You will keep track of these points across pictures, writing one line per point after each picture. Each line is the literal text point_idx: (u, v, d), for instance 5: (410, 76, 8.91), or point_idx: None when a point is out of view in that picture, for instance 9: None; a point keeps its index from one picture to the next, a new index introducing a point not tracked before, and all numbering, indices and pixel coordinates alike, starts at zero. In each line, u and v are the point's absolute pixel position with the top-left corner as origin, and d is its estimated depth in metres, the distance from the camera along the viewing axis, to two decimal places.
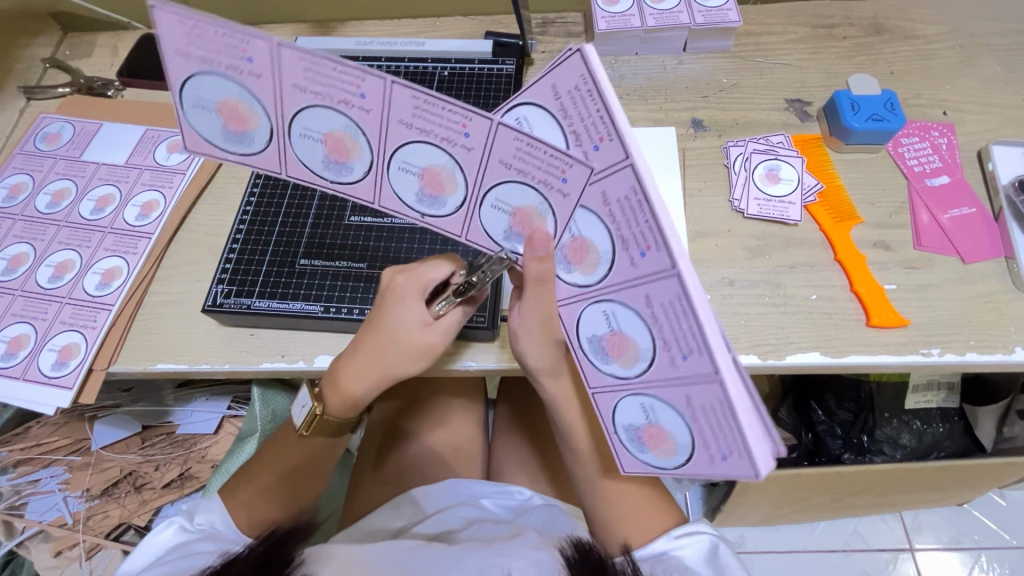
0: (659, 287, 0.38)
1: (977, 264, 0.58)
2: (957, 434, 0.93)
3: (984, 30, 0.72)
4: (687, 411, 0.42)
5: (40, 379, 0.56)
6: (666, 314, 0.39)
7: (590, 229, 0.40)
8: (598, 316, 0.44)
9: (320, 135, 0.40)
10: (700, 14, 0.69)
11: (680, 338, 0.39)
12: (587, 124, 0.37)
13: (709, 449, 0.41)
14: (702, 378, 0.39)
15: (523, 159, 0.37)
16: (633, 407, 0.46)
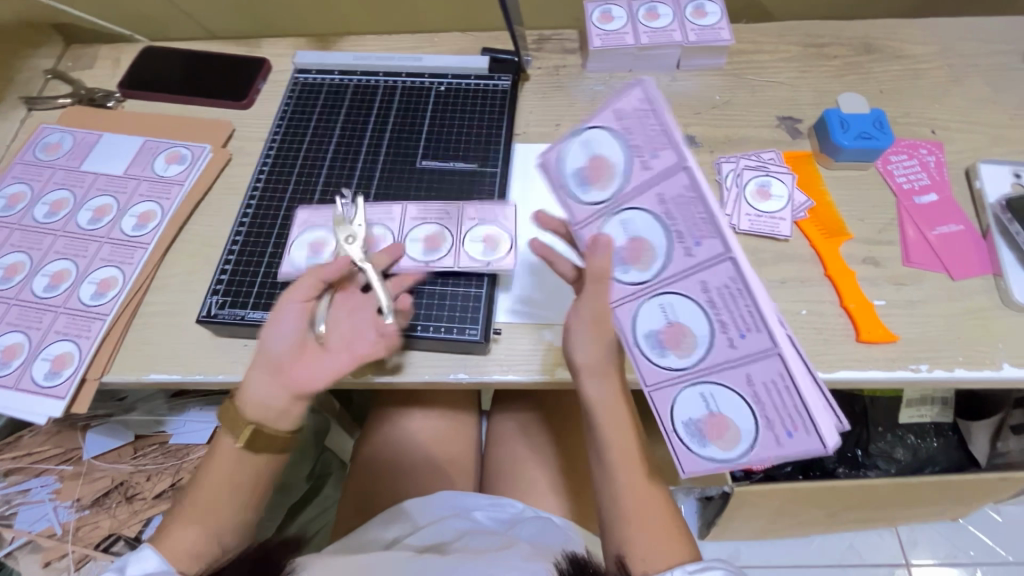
0: (714, 268, 0.42)
1: (965, 281, 0.59)
2: (950, 448, 0.94)
3: (972, 51, 0.74)
4: (745, 389, 0.42)
5: (33, 388, 0.56)
6: (723, 297, 0.42)
7: (645, 229, 0.44)
8: (654, 309, 0.45)
9: (421, 237, 0.60)
10: (693, 33, 0.70)
11: (737, 318, 0.42)
12: (646, 141, 0.44)
13: (773, 426, 0.41)
14: (760, 349, 0.41)
15: (680, 206, 0.43)
16: (691, 398, 0.44)
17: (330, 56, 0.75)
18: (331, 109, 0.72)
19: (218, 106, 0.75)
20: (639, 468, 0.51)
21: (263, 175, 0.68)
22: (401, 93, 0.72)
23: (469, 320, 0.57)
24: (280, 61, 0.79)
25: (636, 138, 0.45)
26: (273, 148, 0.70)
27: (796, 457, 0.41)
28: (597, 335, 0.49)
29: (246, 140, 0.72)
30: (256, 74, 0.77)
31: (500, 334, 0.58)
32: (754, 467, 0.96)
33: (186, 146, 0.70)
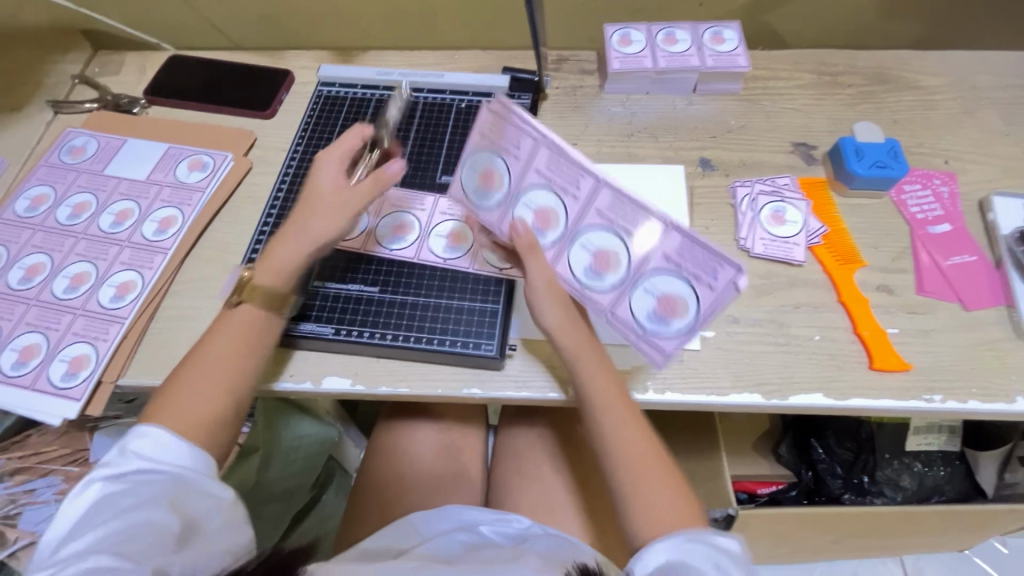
0: (599, 197, 0.53)
1: (978, 312, 0.59)
2: (958, 478, 0.93)
3: (985, 84, 0.75)
4: (671, 267, 0.51)
5: (50, 389, 0.56)
6: (616, 210, 0.52)
7: (544, 199, 0.54)
8: (580, 250, 0.54)
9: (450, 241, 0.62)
10: (710, 58, 0.71)
11: (633, 219, 0.52)
12: (511, 143, 0.53)
13: (700, 279, 0.50)
14: (666, 234, 0.51)
15: (553, 169, 0.53)
16: (640, 297, 0.52)
17: (353, 70, 0.76)
18: (353, 122, 0.73)
19: (241, 115, 0.76)
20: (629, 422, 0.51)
21: (285, 186, 0.69)
22: (423, 108, 0.74)
23: (484, 335, 0.57)
24: (303, 73, 0.80)
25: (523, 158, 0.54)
26: (296, 159, 0.71)
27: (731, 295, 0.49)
28: (554, 300, 0.53)
29: (267, 149, 0.74)
30: (279, 85, 0.78)
31: (516, 351, 0.58)
32: (758, 490, 0.96)
33: (209, 153, 0.71)
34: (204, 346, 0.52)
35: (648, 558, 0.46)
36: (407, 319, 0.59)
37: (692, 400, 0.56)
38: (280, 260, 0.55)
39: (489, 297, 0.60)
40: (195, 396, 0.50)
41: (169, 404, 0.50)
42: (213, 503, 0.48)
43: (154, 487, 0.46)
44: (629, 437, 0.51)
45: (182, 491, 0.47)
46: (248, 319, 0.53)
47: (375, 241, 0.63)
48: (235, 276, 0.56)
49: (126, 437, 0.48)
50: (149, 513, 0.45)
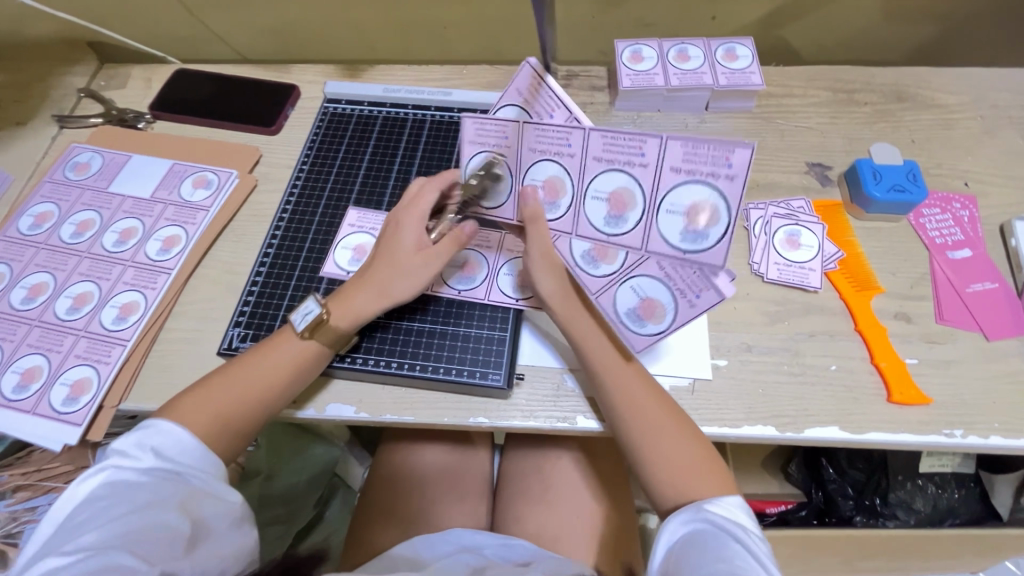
0: (669, 151, 0.45)
1: (1000, 342, 0.57)
2: (972, 501, 0.90)
3: (1005, 102, 0.73)
4: (684, 176, 0.45)
5: (50, 414, 0.56)
6: (696, 160, 0.45)
7: (613, 183, 0.48)
8: (627, 291, 0.51)
9: (461, 265, 0.61)
10: (723, 76, 0.70)
11: (699, 157, 0.44)
12: (555, 141, 0.49)
13: (716, 173, 0.44)
14: (721, 152, 0.43)
15: (612, 148, 0.47)
16: (666, 220, 0.47)
17: (360, 86, 0.75)
18: (360, 140, 0.72)
19: (246, 131, 0.76)
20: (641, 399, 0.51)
21: (290, 205, 0.68)
22: (430, 126, 0.73)
23: (491, 365, 0.56)
24: (309, 88, 0.80)
25: (540, 145, 0.50)
26: (301, 177, 0.70)
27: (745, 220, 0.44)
28: (573, 315, 0.54)
29: (273, 166, 0.73)
30: (285, 100, 0.77)
31: (523, 380, 0.57)
32: (766, 510, 0.94)
33: (214, 170, 0.70)
34: (248, 363, 0.52)
35: (666, 532, 0.48)
36: (412, 346, 0.57)
37: (705, 432, 0.54)
38: (354, 307, 0.54)
39: (496, 325, 0.59)
40: (233, 405, 0.50)
41: (208, 402, 0.50)
42: (222, 507, 0.47)
43: (168, 484, 0.45)
44: (668, 446, 0.50)
45: (194, 488, 0.46)
46: (305, 351, 0.53)
47: (442, 280, 0.61)
48: (304, 302, 0.55)
49: (142, 431, 0.48)
50: (159, 510, 0.44)
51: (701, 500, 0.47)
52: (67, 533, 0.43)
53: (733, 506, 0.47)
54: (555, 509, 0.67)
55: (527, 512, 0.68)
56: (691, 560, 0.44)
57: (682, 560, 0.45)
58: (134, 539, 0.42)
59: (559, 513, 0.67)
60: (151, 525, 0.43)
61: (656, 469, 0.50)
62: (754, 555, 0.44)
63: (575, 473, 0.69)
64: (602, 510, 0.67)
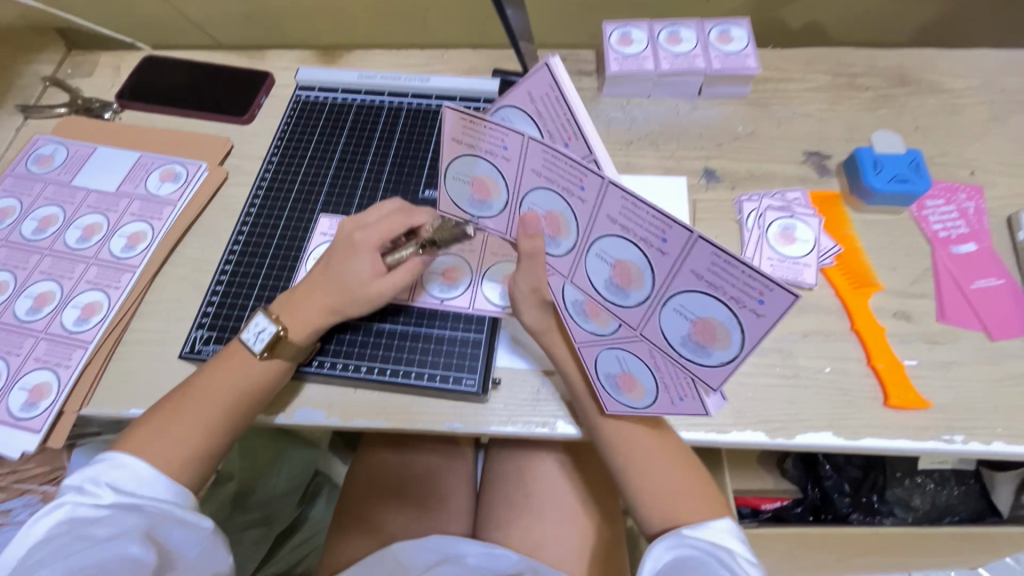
0: (608, 201, 0.36)
1: (1004, 342, 0.54)
2: (971, 498, 0.88)
3: (1015, 86, 0.69)
4: (704, 287, 0.35)
5: (8, 420, 0.53)
6: (630, 219, 0.36)
7: (550, 204, 0.40)
8: (611, 359, 0.45)
9: (442, 270, 0.58)
10: (717, 59, 0.66)
11: (645, 224, 0.35)
12: (487, 140, 0.39)
13: (742, 302, 0.34)
14: (685, 244, 0.34)
15: (551, 169, 0.37)
16: (668, 317, 0.38)
17: (334, 73, 0.72)
18: (333, 130, 0.69)
19: (217, 121, 0.72)
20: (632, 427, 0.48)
21: (258, 200, 0.65)
22: (407, 115, 0.69)
23: (466, 368, 0.54)
24: (283, 74, 0.76)
25: (466, 141, 0.40)
26: (270, 169, 0.67)
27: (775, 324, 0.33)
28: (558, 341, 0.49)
29: (245, 158, 0.70)
30: (257, 88, 0.74)
31: (499, 383, 0.54)
32: (761, 507, 0.92)
33: (182, 163, 0.67)
34: (196, 388, 0.49)
35: (650, 561, 0.45)
36: (384, 348, 0.55)
37: (690, 438, 0.52)
38: (297, 319, 0.51)
39: (471, 326, 0.56)
40: (190, 431, 0.47)
41: (160, 438, 0.47)
42: (192, 534, 0.45)
43: (130, 515, 0.43)
44: (652, 472, 0.48)
45: (159, 518, 0.44)
46: (263, 370, 0.50)
47: (422, 287, 0.57)
48: (256, 317, 0.51)
49: (98, 467, 0.45)
50: (121, 542, 0.41)
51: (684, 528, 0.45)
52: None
53: (722, 531, 0.45)
54: (539, 515, 0.65)
55: (509, 517, 0.66)
56: None
57: None
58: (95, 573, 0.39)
59: (542, 518, 0.65)
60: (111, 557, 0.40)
61: (641, 493, 0.48)
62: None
63: (559, 477, 0.67)
64: (590, 522, 0.64)
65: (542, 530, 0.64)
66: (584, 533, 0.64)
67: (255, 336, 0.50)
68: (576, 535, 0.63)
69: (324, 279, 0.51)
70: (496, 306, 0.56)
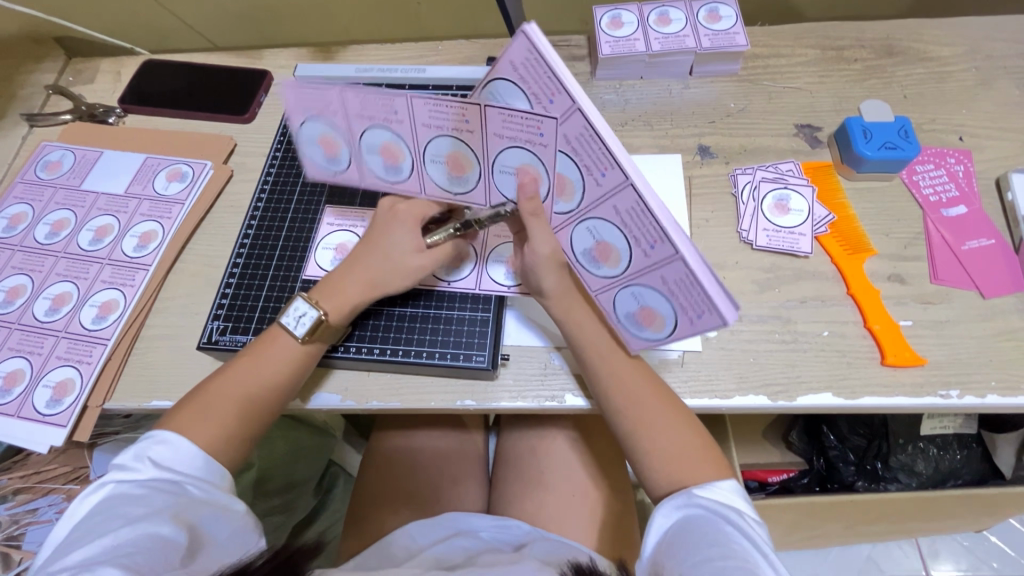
0: (569, 122, 0.42)
1: (997, 299, 0.56)
2: (975, 461, 0.90)
3: (1001, 52, 0.70)
4: (576, 162, 0.44)
5: (35, 416, 0.55)
6: (580, 148, 0.43)
7: (519, 160, 0.46)
8: (628, 298, 0.48)
9: None
10: (707, 38, 0.67)
11: (595, 159, 0.43)
12: (380, 109, 0.46)
13: (598, 173, 0.43)
14: (619, 185, 0.43)
15: (511, 128, 0.44)
16: (581, 233, 0.48)
17: (332, 67, 0.73)
18: None
19: (219, 121, 0.74)
20: (637, 388, 0.50)
21: (265, 194, 0.66)
22: None
23: (475, 346, 0.55)
24: (281, 73, 0.77)
25: (375, 116, 0.47)
26: (275, 165, 0.68)
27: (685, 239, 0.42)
28: (571, 311, 0.52)
29: (249, 155, 0.71)
30: (257, 87, 0.75)
31: (508, 360, 0.56)
32: (769, 479, 0.94)
33: (187, 162, 0.69)
34: (234, 366, 0.51)
35: (658, 519, 0.47)
36: (395, 330, 0.57)
37: (695, 404, 0.53)
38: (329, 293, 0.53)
39: (479, 306, 0.57)
40: (230, 408, 0.49)
41: (199, 413, 0.49)
42: (224, 517, 0.46)
43: (167, 493, 0.45)
44: (660, 435, 0.49)
45: (193, 498, 0.45)
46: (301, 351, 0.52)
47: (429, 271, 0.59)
48: (296, 302, 0.52)
49: (141, 444, 0.47)
50: (155, 520, 0.42)
51: (692, 485, 0.47)
52: (63, 552, 0.41)
53: (727, 490, 0.47)
54: (552, 489, 0.67)
55: (524, 494, 0.67)
56: (683, 544, 0.44)
57: (674, 547, 0.44)
58: (123, 554, 0.40)
59: (556, 492, 0.66)
60: (142, 537, 0.41)
61: (649, 457, 0.49)
62: (748, 536, 0.44)
63: (570, 452, 0.69)
64: (600, 494, 0.66)
65: (555, 503, 0.65)
66: (594, 504, 0.65)
67: (298, 318, 0.52)
68: (587, 508, 0.65)
69: (368, 256, 0.53)
70: (500, 287, 0.57)
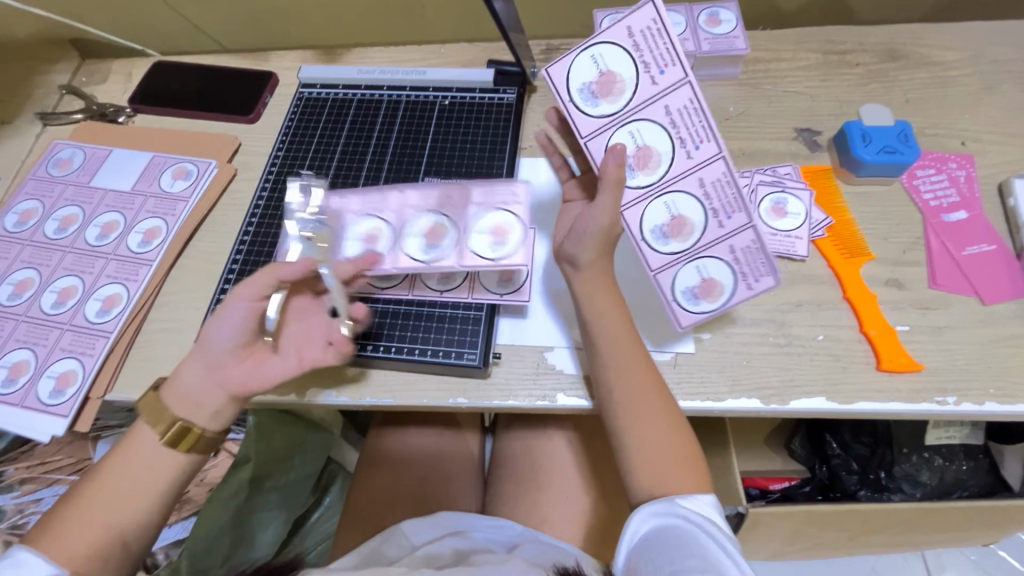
0: (676, 93, 0.52)
1: (996, 305, 0.55)
2: (981, 472, 0.88)
3: (1006, 57, 0.69)
4: (669, 123, 0.52)
5: (38, 406, 0.57)
6: (683, 116, 0.52)
7: (652, 137, 0.52)
8: (691, 271, 0.53)
9: (439, 265, 0.59)
10: (706, 41, 0.68)
11: (694, 133, 0.52)
12: (374, 203, 0.56)
13: (685, 144, 0.52)
14: (710, 158, 0.52)
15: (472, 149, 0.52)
16: (658, 208, 0.53)
17: (335, 69, 0.74)
18: (335, 123, 0.72)
19: (225, 121, 0.75)
20: (645, 380, 0.50)
21: (267, 192, 0.68)
22: (405, 107, 0.72)
23: (467, 343, 0.56)
24: (287, 74, 0.79)
25: (367, 209, 0.56)
26: (276, 164, 0.70)
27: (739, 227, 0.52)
28: (592, 291, 0.51)
29: (252, 155, 0.72)
30: (262, 88, 0.77)
31: (500, 359, 0.56)
32: (770, 487, 0.93)
33: (192, 161, 0.70)
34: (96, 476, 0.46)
35: (635, 524, 0.47)
36: (389, 327, 0.57)
37: (686, 406, 0.53)
38: (183, 389, 0.48)
39: (472, 304, 0.58)
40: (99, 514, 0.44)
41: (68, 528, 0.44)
42: None
43: None
44: (654, 432, 0.49)
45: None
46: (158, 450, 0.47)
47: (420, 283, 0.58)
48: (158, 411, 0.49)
49: None
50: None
51: (674, 494, 0.47)
52: None
53: (706, 503, 0.47)
54: (544, 491, 0.67)
55: (517, 494, 0.68)
56: (659, 553, 0.44)
57: (649, 554, 0.45)
58: None
59: (547, 492, 0.67)
60: None
61: (640, 450, 0.49)
62: (729, 553, 0.43)
63: (565, 455, 0.69)
64: (592, 497, 0.66)
65: (547, 505, 0.66)
66: (585, 508, 0.65)
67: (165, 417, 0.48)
68: (578, 510, 0.65)
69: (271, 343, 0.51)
70: (491, 296, 0.57)
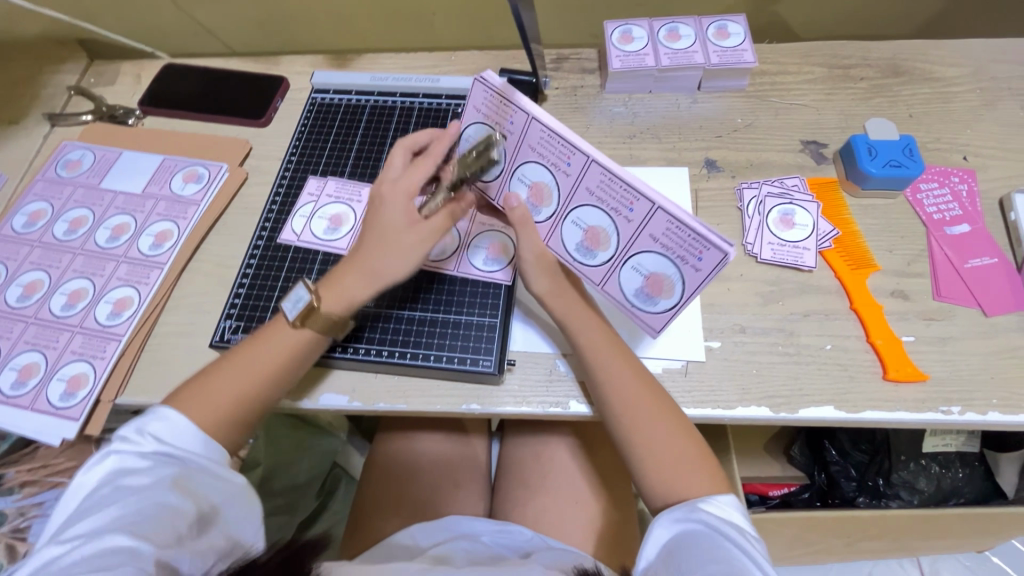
0: (530, 131, 0.49)
1: (999, 317, 0.56)
2: (977, 480, 0.89)
3: (1005, 73, 0.71)
4: (536, 157, 0.50)
5: (49, 409, 0.56)
6: (545, 147, 0.49)
7: (536, 175, 0.51)
8: (632, 272, 0.51)
9: (485, 244, 0.62)
10: (715, 54, 0.69)
11: (558, 152, 0.49)
12: (350, 193, 0.67)
13: (558, 166, 0.49)
14: (584, 167, 0.48)
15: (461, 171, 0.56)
16: (569, 228, 0.52)
17: (348, 75, 0.75)
18: (348, 128, 0.72)
19: (236, 125, 0.75)
20: (638, 391, 0.51)
21: (279, 197, 0.68)
22: (419, 114, 0.72)
23: (483, 351, 0.56)
24: (298, 79, 0.79)
25: (342, 195, 0.67)
26: (289, 169, 0.70)
27: (649, 220, 0.47)
28: (570, 310, 0.53)
29: (264, 159, 0.73)
30: (273, 92, 0.77)
31: (514, 365, 0.57)
32: (769, 493, 0.93)
33: (204, 164, 0.70)
34: (242, 351, 0.51)
35: (658, 531, 0.47)
36: (403, 334, 0.58)
37: (696, 414, 0.54)
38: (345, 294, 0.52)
39: (486, 311, 0.59)
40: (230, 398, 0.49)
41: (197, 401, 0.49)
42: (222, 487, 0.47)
43: (169, 473, 0.45)
44: (659, 441, 0.50)
45: (197, 471, 0.46)
46: (295, 339, 0.52)
47: (468, 260, 0.61)
48: (295, 289, 0.53)
49: (144, 417, 0.47)
50: (161, 491, 0.43)
51: (693, 499, 0.47)
52: (72, 520, 0.42)
53: (728, 504, 0.47)
54: (551, 496, 0.67)
55: (524, 498, 0.68)
56: (682, 558, 0.44)
57: (683, 557, 0.44)
58: (133, 529, 0.41)
59: (556, 497, 0.67)
60: (155, 510, 0.43)
61: (647, 461, 0.50)
62: (747, 555, 0.44)
63: (571, 460, 0.69)
64: (600, 502, 0.67)
65: (556, 509, 0.66)
66: (593, 512, 0.66)
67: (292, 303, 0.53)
68: (586, 514, 0.66)
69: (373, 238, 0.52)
70: (479, 272, 0.60)
